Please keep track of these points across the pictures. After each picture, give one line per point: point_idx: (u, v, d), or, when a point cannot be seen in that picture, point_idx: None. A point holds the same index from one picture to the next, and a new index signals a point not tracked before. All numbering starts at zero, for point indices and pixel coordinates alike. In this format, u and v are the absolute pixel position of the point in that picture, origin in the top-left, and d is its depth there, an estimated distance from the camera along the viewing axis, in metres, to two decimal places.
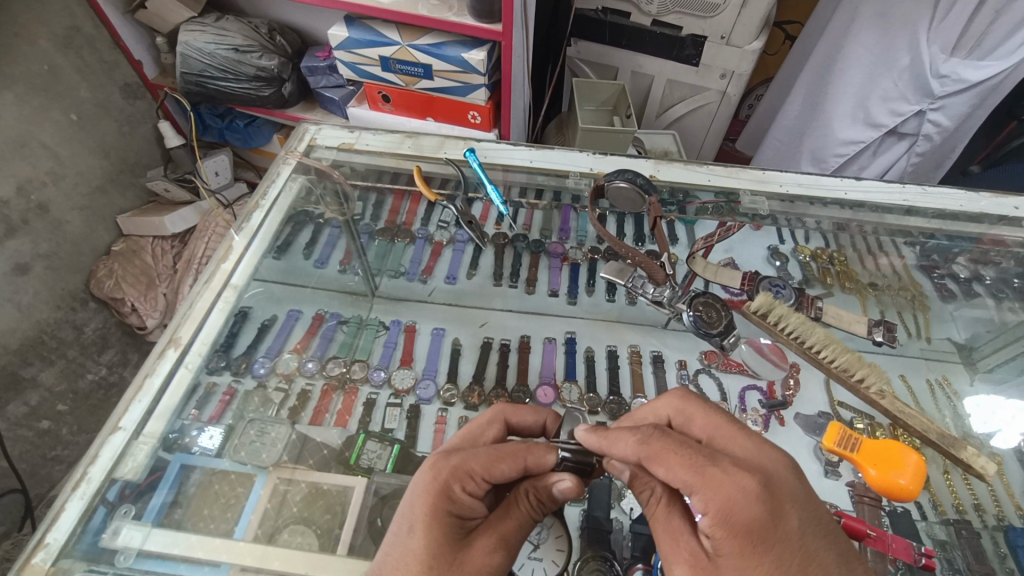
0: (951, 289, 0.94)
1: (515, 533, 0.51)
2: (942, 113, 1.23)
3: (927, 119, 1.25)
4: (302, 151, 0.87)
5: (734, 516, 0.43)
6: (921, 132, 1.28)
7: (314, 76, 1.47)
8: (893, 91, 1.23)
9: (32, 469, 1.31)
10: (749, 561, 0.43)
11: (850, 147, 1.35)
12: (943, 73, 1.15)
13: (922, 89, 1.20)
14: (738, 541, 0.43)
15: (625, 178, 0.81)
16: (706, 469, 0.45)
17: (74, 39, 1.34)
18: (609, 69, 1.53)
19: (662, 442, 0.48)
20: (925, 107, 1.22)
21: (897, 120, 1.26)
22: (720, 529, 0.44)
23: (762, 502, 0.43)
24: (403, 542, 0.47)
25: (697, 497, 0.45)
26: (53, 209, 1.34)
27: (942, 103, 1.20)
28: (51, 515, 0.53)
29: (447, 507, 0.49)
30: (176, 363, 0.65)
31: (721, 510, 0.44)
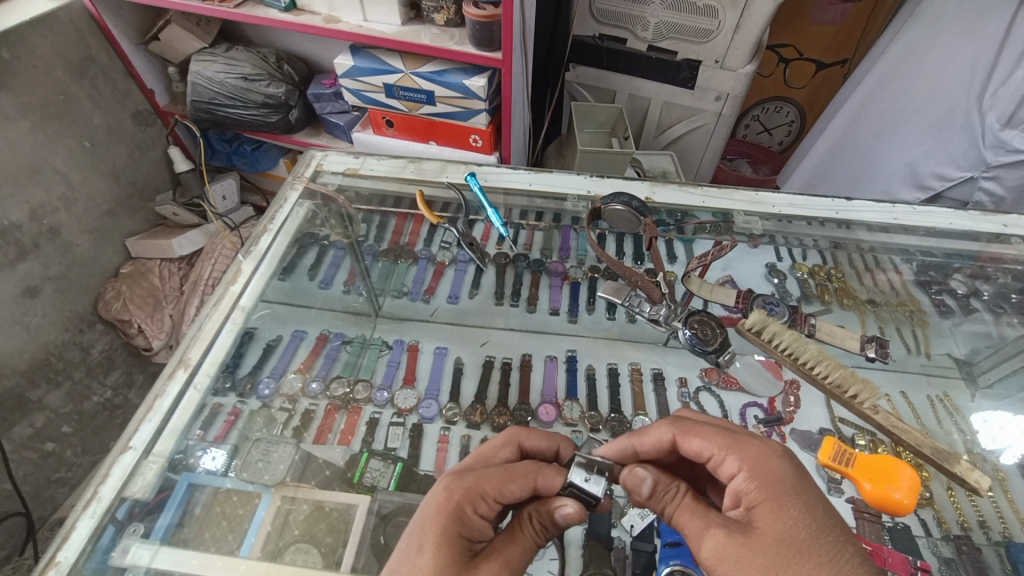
0: (949, 305, 0.95)
1: (519, 556, 0.52)
2: (999, 185, 1.18)
3: (980, 187, 1.21)
4: (309, 176, 0.90)
5: (760, 472, 0.51)
6: (974, 201, 1.24)
7: (321, 102, 1.51)
8: (945, 158, 1.24)
9: (35, 491, 1.31)
10: (783, 507, 0.48)
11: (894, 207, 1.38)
12: (997, 141, 1.13)
13: (974, 157, 1.19)
14: (766, 493, 0.50)
15: (620, 202, 0.84)
16: (732, 438, 0.55)
17: (89, 69, 1.39)
18: (608, 92, 1.57)
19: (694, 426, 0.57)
20: (979, 175, 1.20)
21: (942, 185, 1.26)
22: (750, 486, 0.51)
23: (780, 463, 0.52)
24: (410, 560, 0.48)
25: (732, 458, 0.53)
26: (64, 232, 1.38)
27: (997, 173, 1.17)
28: (60, 535, 0.54)
29: (458, 527, 0.50)
30: (184, 385, 0.66)
31: (750, 467, 0.52)
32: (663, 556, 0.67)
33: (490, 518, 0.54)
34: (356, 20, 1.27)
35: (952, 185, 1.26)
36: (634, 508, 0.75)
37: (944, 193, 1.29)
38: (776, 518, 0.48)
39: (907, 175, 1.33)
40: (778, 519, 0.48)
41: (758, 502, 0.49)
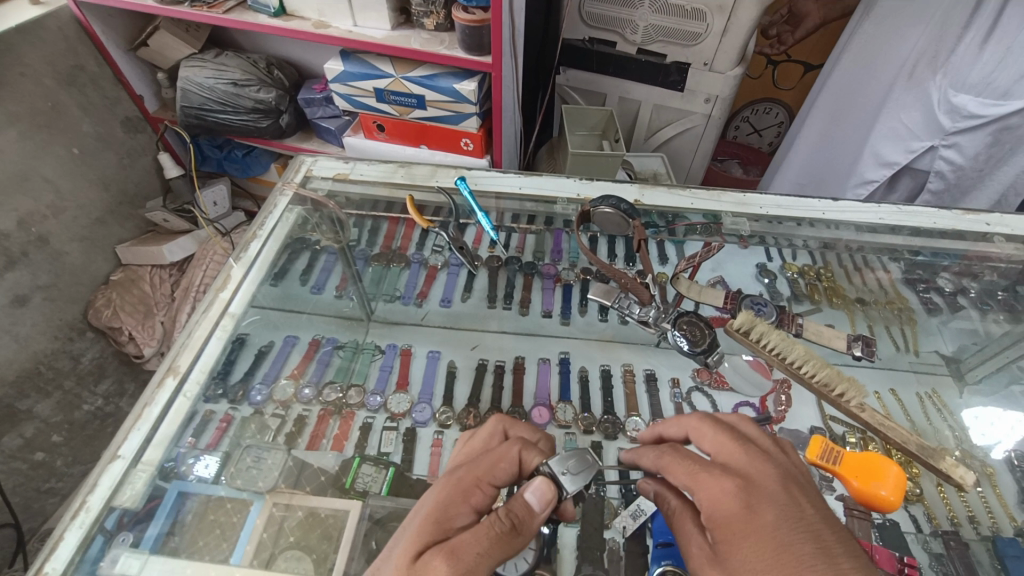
0: (937, 302, 0.96)
1: (471, 545, 0.47)
2: (958, 152, 1.16)
3: (939, 156, 1.19)
4: (299, 182, 0.90)
5: (724, 515, 0.47)
6: (936, 172, 1.22)
7: (312, 107, 1.51)
8: (904, 130, 1.20)
9: (25, 501, 1.29)
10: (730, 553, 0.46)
11: (862, 188, 1.33)
12: (952, 106, 1.11)
13: (933, 125, 1.16)
14: (736, 535, 0.46)
15: (609, 204, 0.84)
16: (689, 479, 0.51)
17: (78, 77, 1.38)
18: (598, 96, 1.58)
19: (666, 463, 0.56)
20: (938, 143, 1.17)
21: (907, 158, 1.22)
22: (718, 533, 0.47)
23: (737, 498, 0.47)
24: (390, 557, 0.49)
25: (702, 503, 0.49)
26: (53, 240, 1.37)
27: (956, 141, 1.14)
28: (48, 546, 0.53)
29: (434, 517, 0.50)
30: (174, 393, 0.66)
31: (714, 515, 0.48)
32: (654, 556, 0.69)
33: (479, 508, 0.52)
34: (346, 25, 1.27)
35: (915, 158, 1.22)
36: (626, 509, 0.75)
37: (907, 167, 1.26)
38: (745, 558, 0.44)
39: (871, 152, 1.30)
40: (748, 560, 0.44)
41: (730, 550, 0.46)
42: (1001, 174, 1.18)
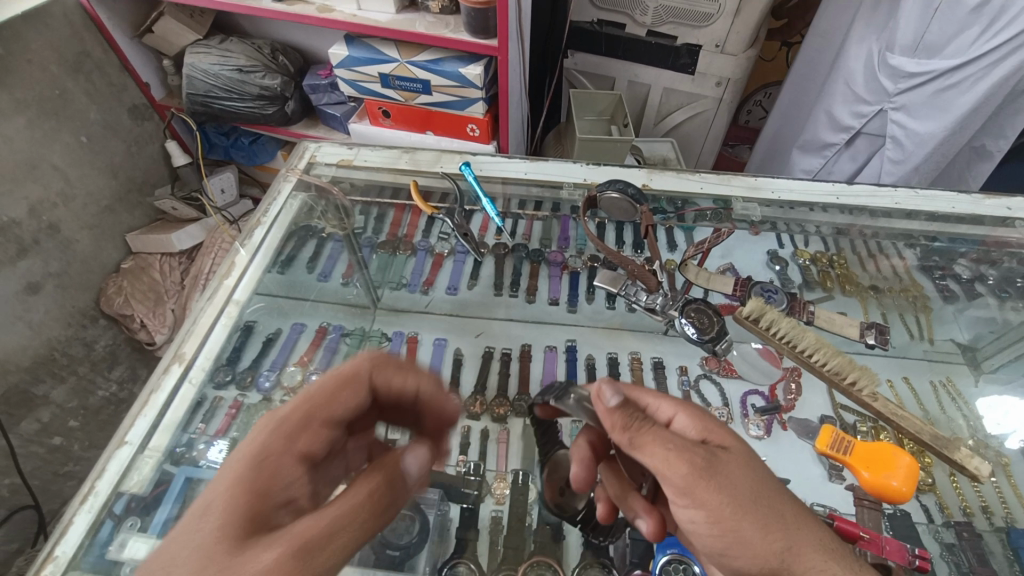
0: (953, 290, 0.94)
1: (330, 534, 0.41)
2: (907, 115, 1.15)
3: (891, 121, 1.17)
4: (303, 168, 0.90)
5: (710, 417, 0.55)
6: (890, 137, 1.20)
7: (317, 93, 1.50)
8: (852, 94, 1.22)
9: (44, 484, 1.32)
10: (736, 449, 0.51)
11: (827, 152, 1.34)
12: (891, 69, 1.11)
13: (877, 87, 1.16)
14: (723, 431, 0.54)
15: (615, 189, 0.83)
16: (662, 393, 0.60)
17: (84, 64, 1.38)
18: (607, 80, 1.55)
19: (625, 391, 0.63)
20: (886, 106, 1.16)
21: (859, 122, 1.22)
22: (698, 427, 0.54)
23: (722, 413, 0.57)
24: (196, 525, 0.40)
25: (680, 408, 0.57)
26: (64, 228, 1.38)
27: (903, 102, 1.13)
28: (60, 529, 0.55)
29: (259, 481, 0.43)
30: (179, 379, 0.66)
31: (697, 414, 0.56)
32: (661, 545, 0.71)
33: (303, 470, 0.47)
34: (350, 9, 1.24)
35: (868, 122, 1.21)
36: None
37: (863, 132, 1.25)
38: (736, 445, 0.52)
39: (827, 119, 1.30)
40: (740, 445, 0.52)
41: (718, 437, 0.53)
42: (960, 138, 1.16)
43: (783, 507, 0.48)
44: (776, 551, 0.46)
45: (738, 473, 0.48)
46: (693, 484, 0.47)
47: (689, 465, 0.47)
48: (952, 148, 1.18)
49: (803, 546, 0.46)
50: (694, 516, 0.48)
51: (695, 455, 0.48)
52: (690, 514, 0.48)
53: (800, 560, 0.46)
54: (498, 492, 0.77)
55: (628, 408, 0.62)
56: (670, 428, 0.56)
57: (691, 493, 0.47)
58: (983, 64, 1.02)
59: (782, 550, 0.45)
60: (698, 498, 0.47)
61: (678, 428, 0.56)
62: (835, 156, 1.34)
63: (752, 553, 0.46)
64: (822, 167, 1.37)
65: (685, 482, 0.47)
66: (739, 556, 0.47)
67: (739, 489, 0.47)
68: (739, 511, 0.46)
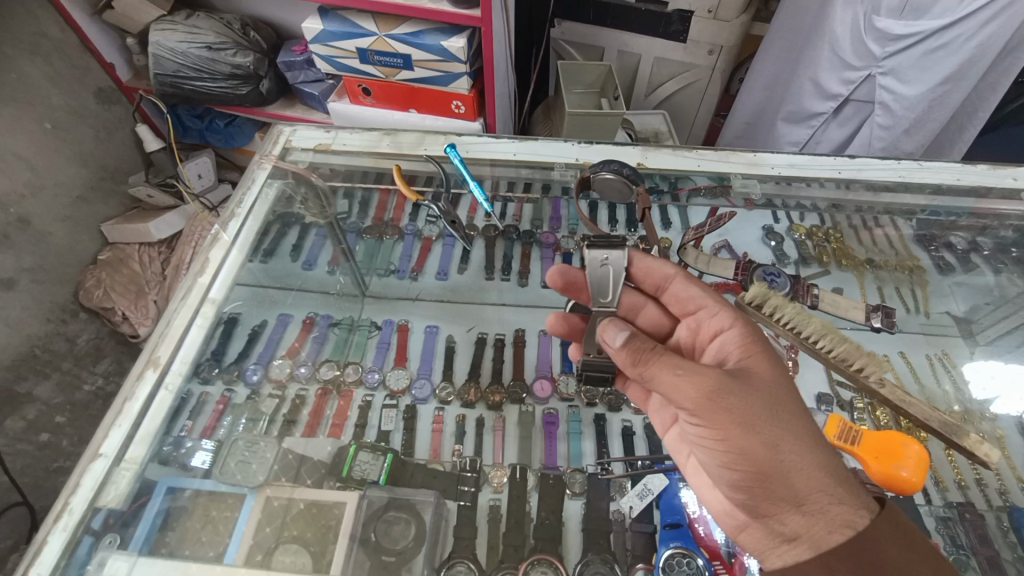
0: (949, 262, 0.92)
1: None
2: (896, 79, 1.12)
3: (880, 85, 1.14)
4: (278, 155, 0.84)
5: (756, 343, 0.57)
6: (879, 102, 1.17)
7: (292, 71, 1.43)
8: (838, 60, 1.17)
9: (36, 481, 1.30)
10: (767, 376, 0.53)
11: (813, 121, 1.30)
12: (878, 32, 1.07)
13: (864, 51, 1.12)
14: (761, 357, 0.56)
15: (611, 170, 0.78)
16: (724, 308, 0.63)
17: (42, 45, 1.30)
18: (596, 50, 1.49)
19: (687, 291, 0.67)
20: (874, 71, 1.13)
21: (848, 89, 1.19)
22: (741, 349, 0.57)
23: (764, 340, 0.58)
24: None
25: (733, 328, 0.60)
26: (35, 221, 1.32)
27: (891, 66, 1.10)
28: (32, 551, 0.51)
29: None
30: (155, 386, 0.62)
31: (746, 337, 0.58)
32: (664, 537, 0.71)
33: None
34: None
35: (857, 88, 1.18)
36: (633, 489, 0.76)
37: (851, 98, 1.22)
38: (767, 371, 0.54)
39: (814, 88, 1.26)
40: (771, 372, 0.54)
41: (753, 363, 0.55)
42: (948, 102, 1.14)
43: (798, 433, 0.50)
44: (775, 462, 0.48)
45: (757, 396, 0.50)
46: (700, 405, 0.49)
47: (700, 384, 0.49)
48: (941, 111, 1.17)
49: (805, 469, 0.49)
50: (700, 431, 0.51)
51: (709, 375, 0.50)
52: (695, 423, 0.51)
53: (796, 481, 0.48)
54: (496, 481, 0.76)
55: (688, 308, 0.68)
56: (719, 341, 0.60)
57: (697, 412, 0.50)
58: (972, 23, 0.99)
59: (782, 469, 0.48)
60: (703, 416, 0.50)
61: (724, 345, 0.59)
62: (823, 125, 1.30)
63: (750, 470, 0.49)
64: (809, 137, 1.34)
65: (692, 402, 0.50)
66: (737, 472, 0.50)
67: (750, 411, 0.49)
68: (745, 432, 0.49)
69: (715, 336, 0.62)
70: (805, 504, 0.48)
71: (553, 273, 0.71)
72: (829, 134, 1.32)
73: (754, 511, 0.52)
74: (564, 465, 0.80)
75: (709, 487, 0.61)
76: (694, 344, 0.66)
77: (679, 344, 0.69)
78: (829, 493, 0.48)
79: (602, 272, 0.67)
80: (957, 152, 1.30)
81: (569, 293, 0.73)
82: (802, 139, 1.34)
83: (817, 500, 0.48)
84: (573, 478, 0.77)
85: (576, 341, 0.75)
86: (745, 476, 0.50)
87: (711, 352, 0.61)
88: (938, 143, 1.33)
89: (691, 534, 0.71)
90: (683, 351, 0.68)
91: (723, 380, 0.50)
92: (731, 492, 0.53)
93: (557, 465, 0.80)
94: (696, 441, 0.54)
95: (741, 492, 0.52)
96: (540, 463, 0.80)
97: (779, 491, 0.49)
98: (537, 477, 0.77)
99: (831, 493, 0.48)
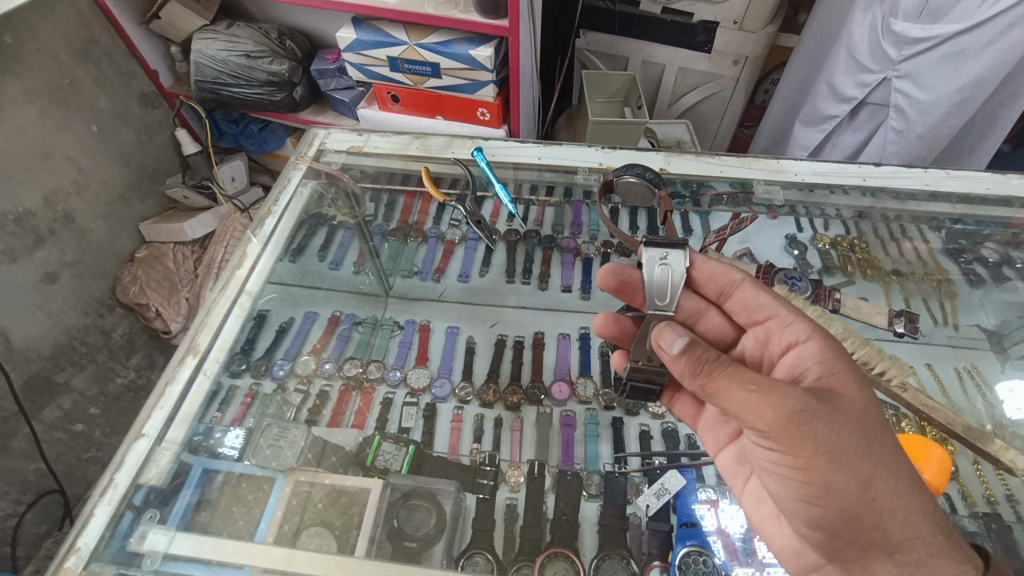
0: (979, 273, 0.91)
1: None
2: (912, 83, 1.10)
3: (895, 89, 1.13)
4: (312, 156, 0.87)
5: (838, 360, 0.57)
6: (893, 106, 1.15)
7: (325, 78, 1.48)
8: (855, 62, 1.16)
9: (68, 469, 1.36)
10: (849, 398, 0.53)
11: (826, 125, 1.28)
12: (895, 35, 1.06)
13: (881, 54, 1.11)
14: (844, 376, 0.55)
15: (633, 173, 0.79)
16: (799, 320, 0.63)
17: (92, 51, 1.38)
18: (620, 60, 1.51)
19: (757, 298, 0.68)
20: (890, 75, 1.11)
21: (862, 92, 1.17)
22: (821, 365, 0.57)
23: (845, 356, 0.58)
24: None
25: (811, 342, 0.60)
26: (78, 218, 1.39)
27: (908, 70, 1.08)
28: (81, 521, 0.54)
29: None
30: (194, 371, 0.65)
31: (825, 352, 0.58)
32: (680, 535, 0.71)
33: None
34: None
35: (872, 91, 1.16)
36: (650, 489, 0.76)
37: (867, 101, 1.20)
38: (853, 394, 0.54)
39: (829, 91, 1.24)
40: (858, 396, 0.53)
41: (837, 383, 0.55)
42: (964, 112, 1.12)
43: (896, 469, 0.50)
44: (867, 502, 0.49)
45: (847, 423, 0.50)
46: (778, 428, 0.48)
47: (779, 407, 0.48)
48: (958, 119, 1.14)
49: (896, 509, 0.49)
50: (777, 459, 0.51)
51: (789, 397, 0.49)
52: (770, 446, 0.50)
53: (891, 524, 0.49)
54: (513, 480, 0.77)
55: (757, 317, 0.68)
56: (795, 355, 0.60)
57: (775, 434, 0.49)
58: (993, 27, 0.97)
59: (873, 509, 0.49)
60: (782, 440, 0.49)
61: (801, 360, 0.59)
62: (836, 127, 1.28)
63: (835, 507, 0.49)
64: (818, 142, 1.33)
65: (769, 425, 0.49)
66: (819, 508, 0.50)
67: (837, 439, 0.49)
68: (832, 463, 0.48)
69: (789, 348, 0.62)
70: (898, 553, 0.50)
71: (605, 271, 0.71)
72: (838, 140, 1.31)
73: (838, 553, 0.52)
74: (580, 465, 0.80)
75: (777, 524, 0.61)
76: (763, 355, 0.67)
77: (745, 354, 0.70)
78: (929, 543, 0.50)
79: (661, 273, 0.64)
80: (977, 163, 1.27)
81: (621, 295, 0.73)
82: (812, 143, 1.32)
83: (913, 549, 0.49)
84: (589, 479, 0.78)
85: (624, 346, 0.75)
86: (829, 513, 0.50)
87: (785, 365, 0.61)
88: (957, 154, 1.31)
89: (706, 535, 0.71)
90: (749, 361, 0.69)
91: (807, 404, 0.49)
92: (807, 531, 0.54)
93: (573, 464, 0.81)
94: (767, 467, 0.53)
95: (821, 531, 0.52)
96: (556, 462, 0.81)
97: (872, 538, 0.50)
98: (553, 476, 0.78)
99: (928, 541, 0.50)
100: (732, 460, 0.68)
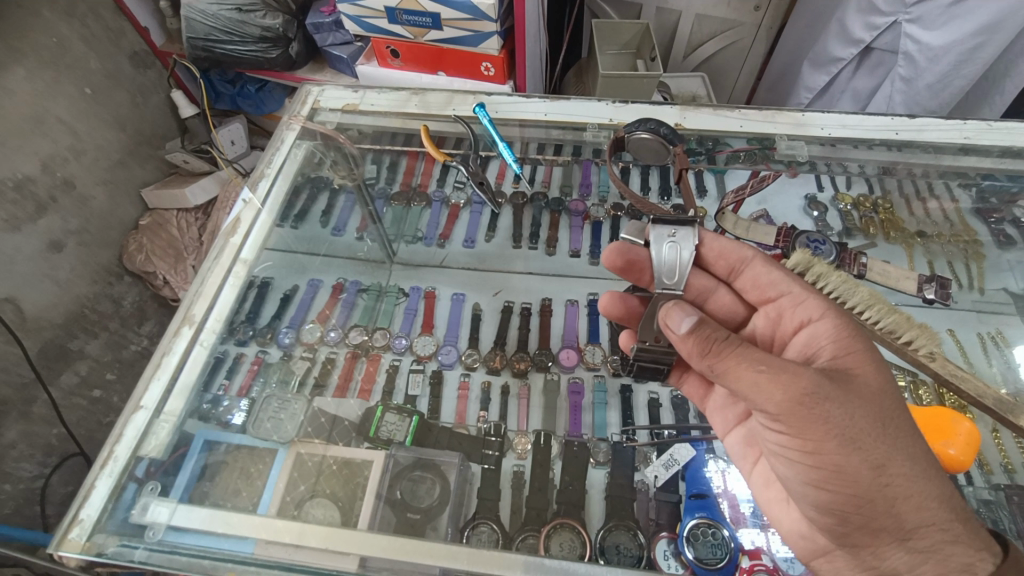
0: (1010, 234, 0.86)
1: None
2: (922, 27, 1.02)
3: (904, 34, 1.04)
4: (307, 115, 0.83)
5: (854, 339, 0.54)
6: (902, 53, 1.07)
7: (320, 33, 1.40)
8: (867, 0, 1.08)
9: (88, 433, 1.39)
10: (865, 380, 0.50)
11: (830, 69, 1.20)
12: None
13: None
14: (860, 356, 0.53)
15: (646, 129, 0.74)
16: (812, 297, 0.60)
17: (76, 6, 1.32)
18: (633, 8, 1.42)
19: (768, 275, 0.66)
20: (901, 17, 1.03)
21: (871, 35, 1.09)
22: (835, 344, 0.54)
23: (863, 336, 0.55)
24: None
25: (824, 320, 0.57)
26: (78, 184, 1.36)
27: (918, 12, 1.00)
28: (82, 494, 0.54)
29: None
30: (190, 342, 0.64)
31: (840, 331, 0.55)
32: (688, 508, 0.71)
33: None
34: None
35: (881, 34, 1.09)
36: (658, 459, 0.76)
37: (875, 45, 1.12)
38: (869, 375, 0.51)
39: (839, 31, 1.16)
40: (874, 377, 0.51)
41: (852, 363, 0.52)
42: (979, 59, 1.03)
43: (911, 454, 0.47)
44: (879, 486, 0.46)
45: (861, 406, 0.47)
46: (788, 410, 0.46)
47: (789, 388, 0.46)
48: (973, 69, 1.05)
49: (911, 495, 0.46)
50: (784, 441, 0.49)
51: (800, 378, 0.47)
52: (780, 430, 0.49)
53: (904, 510, 0.47)
54: (520, 448, 0.77)
55: (769, 294, 0.66)
56: (807, 334, 0.58)
57: (784, 417, 0.47)
58: None
59: (885, 494, 0.47)
60: (791, 422, 0.47)
61: (814, 339, 0.57)
62: (842, 71, 1.20)
63: (846, 491, 0.47)
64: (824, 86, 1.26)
65: (778, 407, 0.47)
66: (829, 492, 0.48)
67: (850, 422, 0.46)
68: (844, 447, 0.46)
69: (801, 327, 0.60)
70: (911, 540, 0.47)
71: (611, 250, 0.67)
72: (846, 85, 1.23)
73: (846, 537, 0.51)
74: (588, 434, 0.80)
75: (784, 505, 0.60)
76: (775, 334, 0.64)
77: (756, 332, 0.67)
78: (946, 530, 0.47)
79: (669, 252, 0.62)
80: (993, 113, 1.19)
81: (628, 274, 0.69)
82: (816, 86, 1.25)
83: (927, 536, 0.47)
84: (597, 447, 0.77)
85: (630, 326, 0.73)
86: (839, 497, 0.48)
87: (797, 345, 0.58)
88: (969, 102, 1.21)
89: (716, 506, 0.71)
90: (760, 340, 0.66)
91: (819, 386, 0.47)
92: (817, 514, 0.52)
93: (581, 432, 0.80)
94: (777, 452, 0.52)
95: (830, 515, 0.50)
96: (564, 431, 0.80)
97: (884, 523, 0.47)
98: (561, 445, 0.78)
99: (945, 528, 0.46)
100: (741, 441, 0.66)
